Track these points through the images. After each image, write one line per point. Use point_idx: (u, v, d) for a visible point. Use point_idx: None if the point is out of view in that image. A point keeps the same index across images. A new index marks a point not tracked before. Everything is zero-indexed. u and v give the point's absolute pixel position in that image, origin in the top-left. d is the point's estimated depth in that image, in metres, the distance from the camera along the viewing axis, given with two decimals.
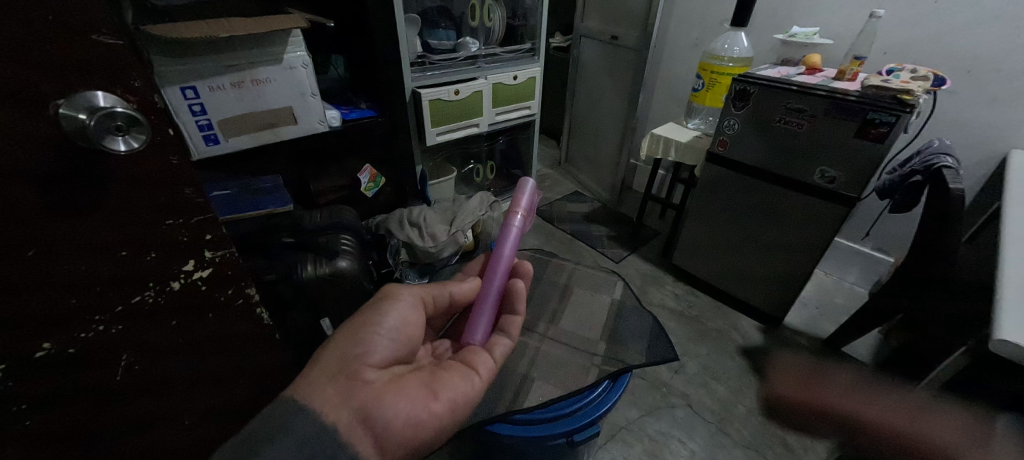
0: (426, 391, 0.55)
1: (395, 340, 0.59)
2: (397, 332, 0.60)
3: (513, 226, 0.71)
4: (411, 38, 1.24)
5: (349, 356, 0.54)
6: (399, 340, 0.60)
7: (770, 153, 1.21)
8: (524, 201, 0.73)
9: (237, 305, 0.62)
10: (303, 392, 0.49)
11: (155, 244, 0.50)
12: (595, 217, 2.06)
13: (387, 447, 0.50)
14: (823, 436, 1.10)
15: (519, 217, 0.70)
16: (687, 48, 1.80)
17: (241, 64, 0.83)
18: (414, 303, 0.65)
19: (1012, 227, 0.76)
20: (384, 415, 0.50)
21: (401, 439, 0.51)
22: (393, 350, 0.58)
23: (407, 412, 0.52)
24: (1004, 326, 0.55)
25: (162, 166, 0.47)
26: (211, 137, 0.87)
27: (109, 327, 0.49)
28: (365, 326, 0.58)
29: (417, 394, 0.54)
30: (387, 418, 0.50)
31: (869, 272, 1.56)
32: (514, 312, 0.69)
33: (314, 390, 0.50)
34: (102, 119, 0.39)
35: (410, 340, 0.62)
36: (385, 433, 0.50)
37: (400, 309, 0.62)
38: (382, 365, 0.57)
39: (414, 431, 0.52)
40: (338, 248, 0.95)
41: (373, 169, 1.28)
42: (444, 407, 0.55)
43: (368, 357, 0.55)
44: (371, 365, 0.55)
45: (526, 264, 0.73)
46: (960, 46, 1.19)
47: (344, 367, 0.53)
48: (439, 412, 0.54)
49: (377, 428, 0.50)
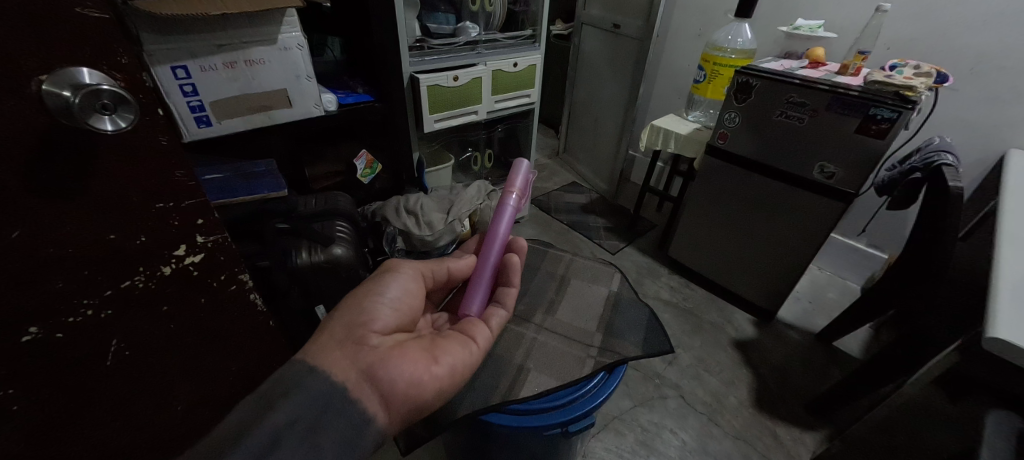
0: (428, 355, 0.54)
1: (398, 309, 0.58)
2: (399, 302, 0.59)
3: (508, 205, 0.70)
4: (409, 21, 1.20)
5: (355, 323, 0.54)
6: (402, 310, 0.59)
7: (770, 148, 1.20)
8: (518, 181, 0.71)
9: (230, 291, 0.61)
10: (314, 356, 0.48)
11: (144, 229, 0.49)
12: (592, 208, 2.05)
13: (393, 405, 0.48)
14: (811, 428, 1.12)
15: (514, 197, 0.69)
16: (690, 39, 1.77)
17: (234, 43, 0.80)
18: (414, 277, 0.64)
19: (1009, 226, 0.77)
20: (389, 376, 0.49)
21: (406, 402, 0.50)
22: (396, 317, 0.58)
23: (412, 373, 0.51)
24: (1000, 325, 0.56)
25: (151, 148, 0.45)
26: (203, 119, 0.84)
27: (97, 311, 0.49)
28: (367, 295, 0.58)
29: (421, 356, 0.53)
30: (394, 380, 0.49)
31: (863, 268, 1.58)
32: (509, 283, 0.69)
33: (323, 353, 0.49)
34: (86, 96, 0.38)
35: (412, 309, 0.61)
36: (390, 394, 0.49)
37: (403, 281, 0.62)
38: (387, 331, 0.56)
39: (416, 393, 0.51)
40: (333, 235, 0.93)
41: (369, 155, 1.24)
42: (446, 371, 0.54)
43: (373, 324, 0.54)
44: (376, 331, 0.54)
45: (520, 240, 0.73)
46: (965, 43, 1.19)
47: (351, 333, 0.52)
48: (441, 375, 0.53)
49: (383, 387, 0.48)
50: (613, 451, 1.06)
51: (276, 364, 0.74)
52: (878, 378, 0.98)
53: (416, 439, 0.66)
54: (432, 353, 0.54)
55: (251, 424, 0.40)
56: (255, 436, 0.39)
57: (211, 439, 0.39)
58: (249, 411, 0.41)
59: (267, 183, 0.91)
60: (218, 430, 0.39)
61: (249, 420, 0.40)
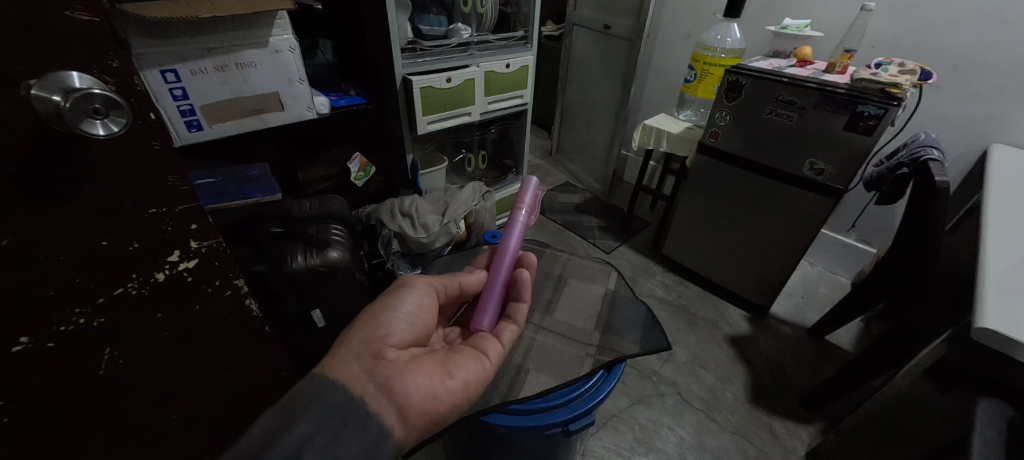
0: (442, 369, 0.53)
1: (412, 323, 0.58)
2: (415, 317, 0.59)
3: (519, 220, 0.69)
4: (400, 23, 1.20)
5: (371, 337, 0.53)
6: (416, 324, 0.59)
7: (760, 146, 1.22)
8: (529, 197, 0.71)
9: (224, 297, 0.60)
10: (330, 368, 0.48)
11: (138, 235, 0.48)
12: (586, 208, 2.06)
13: (409, 418, 0.48)
14: (806, 421, 1.14)
15: (524, 213, 0.69)
16: (680, 39, 1.79)
17: (224, 46, 0.79)
18: (428, 292, 0.64)
19: (995, 219, 0.79)
20: (405, 389, 0.49)
21: (423, 414, 0.49)
22: (411, 331, 0.58)
23: (427, 387, 0.50)
24: (988, 316, 0.57)
25: (143, 152, 0.45)
26: (194, 123, 0.83)
27: (90, 319, 0.48)
28: (382, 310, 0.58)
29: (435, 370, 0.53)
30: (410, 392, 0.49)
31: (852, 263, 1.61)
32: (520, 298, 0.69)
33: (341, 366, 0.49)
34: (77, 100, 0.37)
35: (426, 324, 0.61)
36: (406, 407, 0.48)
37: (417, 295, 0.62)
38: (402, 345, 0.55)
39: (432, 407, 0.50)
40: (329, 238, 0.92)
41: (362, 158, 1.23)
42: (461, 385, 0.54)
43: (389, 338, 0.54)
44: (392, 344, 0.54)
45: (530, 256, 0.73)
46: (946, 41, 1.22)
47: (368, 347, 0.52)
48: (455, 389, 0.53)
49: (400, 400, 0.48)
50: (612, 449, 1.06)
51: (275, 372, 0.73)
52: (872, 370, 1.00)
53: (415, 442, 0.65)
54: (446, 367, 0.54)
55: (274, 435, 0.40)
56: (275, 447, 0.39)
57: (238, 448, 0.39)
58: (271, 423, 0.41)
59: (261, 187, 0.90)
60: (243, 440, 0.40)
61: (272, 431, 0.40)
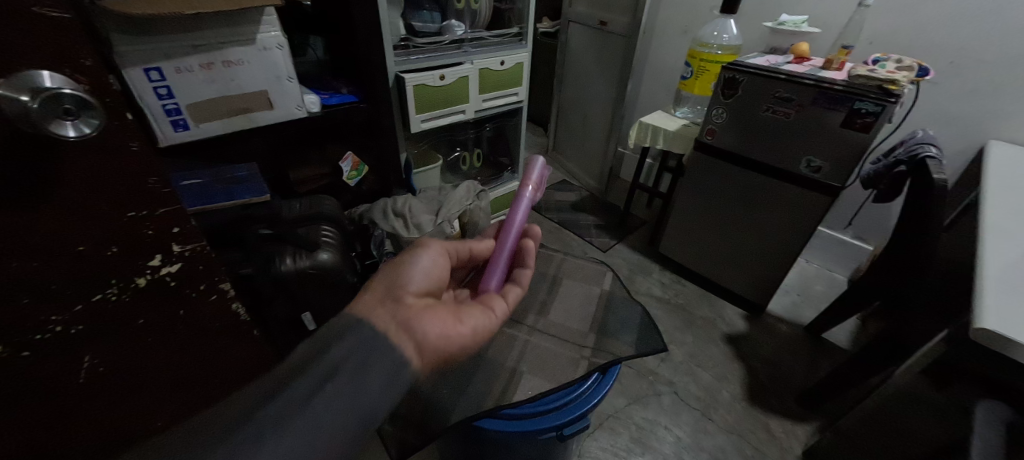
0: (455, 315, 0.50)
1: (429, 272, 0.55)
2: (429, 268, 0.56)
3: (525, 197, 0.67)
4: (393, 20, 1.18)
5: (388, 280, 0.50)
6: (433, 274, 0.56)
7: (756, 143, 1.21)
8: (535, 174, 0.69)
9: (210, 301, 0.58)
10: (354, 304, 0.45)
11: (117, 239, 0.46)
12: (583, 206, 2.05)
13: (424, 357, 0.45)
14: (803, 420, 1.13)
15: (530, 189, 0.67)
16: (676, 36, 1.78)
17: (210, 44, 0.77)
18: (443, 246, 0.59)
19: (993, 217, 0.78)
20: (423, 327, 0.46)
21: (439, 358, 0.46)
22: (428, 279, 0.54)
23: (442, 328, 0.47)
24: (986, 315, 0.56)
25: (120, 154, 0.43)
26: (180, 122, 0.81)
27: (67, 327, 0.46)
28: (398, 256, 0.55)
29: (448, 315, 0.49)
30: (427, 334, 0.45)
31: (849, 260, 1.60)
32: (524, 265, 0.66)
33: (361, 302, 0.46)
34: (46, 100, 0.35)
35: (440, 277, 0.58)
36: (423, 345, 0.45)
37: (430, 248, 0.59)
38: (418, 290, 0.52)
39: (445, 349, 0.47)
40: (319, 240, 0.90)
41: (355, 157, 1.22)
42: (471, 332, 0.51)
43: (406, 281, 0.51)
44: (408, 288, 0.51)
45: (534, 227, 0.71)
46: (944, 37, 1.21)
47: (386, 287, 0.49)
48: (466, 335, 0.50)
49: (417, 336, 0.45)
50: (609, 450, 1.06)
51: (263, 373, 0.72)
52: (870, 369, 0.99)
53: (405, 449, 0.62)
54: (457, 314, 0.51)
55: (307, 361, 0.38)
56: (309, 371, 0.37)
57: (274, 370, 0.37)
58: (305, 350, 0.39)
59: (249, 188, 0.89)
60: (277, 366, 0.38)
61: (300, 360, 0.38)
